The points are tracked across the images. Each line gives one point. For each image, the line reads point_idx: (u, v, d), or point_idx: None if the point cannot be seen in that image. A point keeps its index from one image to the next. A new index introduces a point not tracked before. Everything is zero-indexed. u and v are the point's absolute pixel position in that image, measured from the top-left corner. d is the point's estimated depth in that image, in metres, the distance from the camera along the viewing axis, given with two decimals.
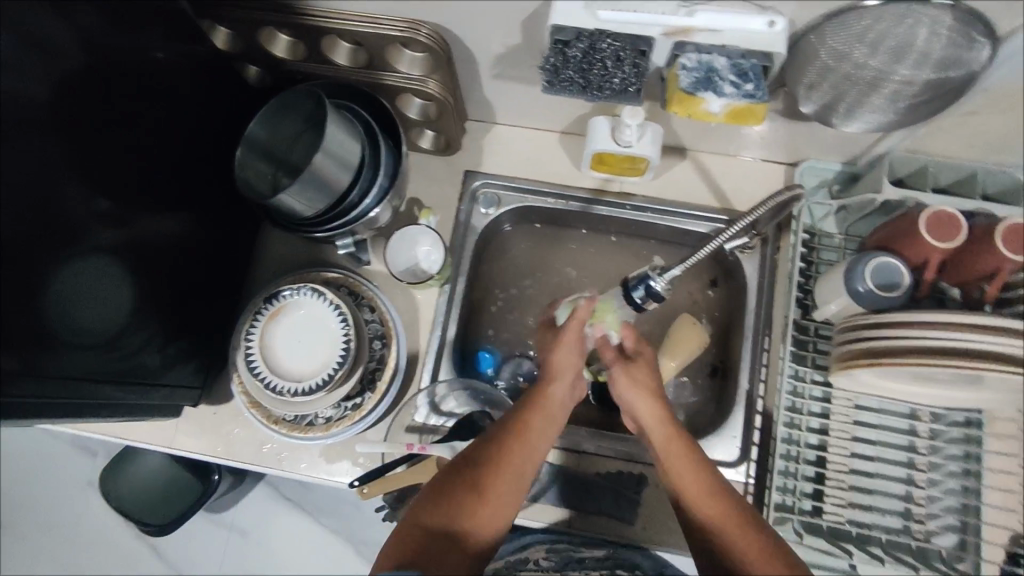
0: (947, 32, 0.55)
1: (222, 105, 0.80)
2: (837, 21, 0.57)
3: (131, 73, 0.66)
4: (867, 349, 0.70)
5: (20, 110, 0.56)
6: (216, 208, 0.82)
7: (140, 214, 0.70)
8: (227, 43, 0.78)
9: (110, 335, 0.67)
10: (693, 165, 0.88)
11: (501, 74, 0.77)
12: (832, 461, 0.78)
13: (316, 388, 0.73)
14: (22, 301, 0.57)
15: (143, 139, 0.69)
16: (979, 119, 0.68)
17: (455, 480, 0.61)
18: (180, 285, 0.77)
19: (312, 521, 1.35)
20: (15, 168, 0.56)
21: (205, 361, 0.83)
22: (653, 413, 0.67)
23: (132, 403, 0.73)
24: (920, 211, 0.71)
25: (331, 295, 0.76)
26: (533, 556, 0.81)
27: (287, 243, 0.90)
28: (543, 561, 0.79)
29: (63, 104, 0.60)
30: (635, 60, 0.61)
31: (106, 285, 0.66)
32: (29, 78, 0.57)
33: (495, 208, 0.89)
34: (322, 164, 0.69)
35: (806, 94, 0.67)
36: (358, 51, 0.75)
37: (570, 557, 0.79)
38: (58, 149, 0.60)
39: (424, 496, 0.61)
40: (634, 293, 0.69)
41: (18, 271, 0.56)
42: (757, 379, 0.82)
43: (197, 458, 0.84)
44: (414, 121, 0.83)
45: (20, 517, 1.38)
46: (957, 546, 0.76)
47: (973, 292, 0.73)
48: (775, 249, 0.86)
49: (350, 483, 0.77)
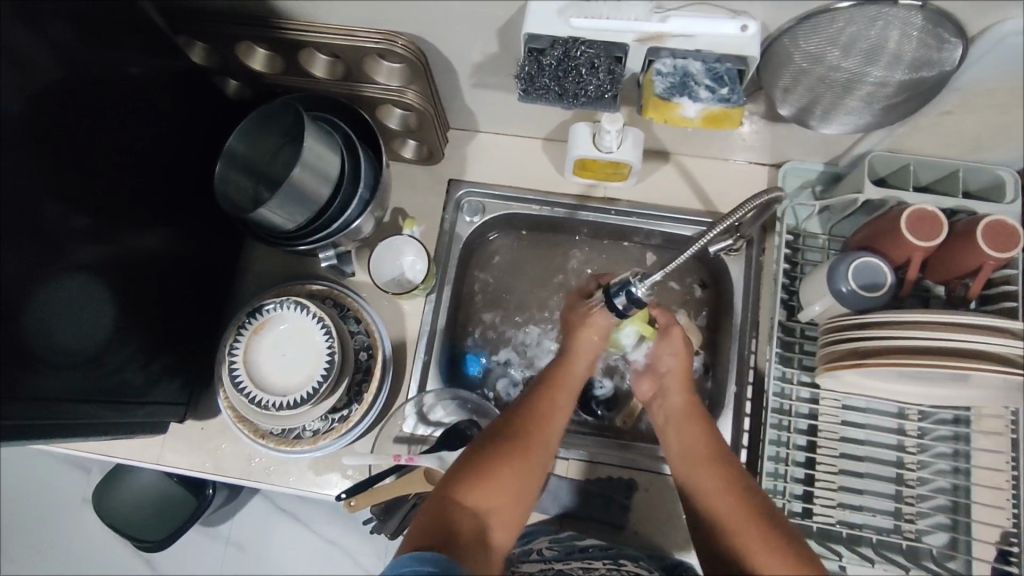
0: (918, 32, 0.55)
1: (199, 117, 0.79)
2: (809, 24, 0.57)
3: (104, 92, 0.66)
4: (852, 349, 0.69)
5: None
6: (196, 221, 0.82)
7: (120, 231, 0.70)
8: (205, 57, 0.78)
9: (91, 353, 0.67)
10: (677, 168, 0.88)
11: (481, 82, 0.77)
12: (821, 462, 0.78)
13: (300, 402, 0.73)
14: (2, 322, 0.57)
15: (120, 156, 0.69)
16: (955, 118, 0.68)
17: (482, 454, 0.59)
18: (163, 300, 0.77)
19: (307, 534, 1.34)
20: None
21: (190, 377, 0.83)
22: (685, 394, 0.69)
23: (119, 421, 0.73)
24: (900, 210, 0.71)
25: (314, 308, 0.75)
26: (537, 546, 0.73)
27: (271, 256, 0.90)
28: (546, 551, 0.71)
29: (31, 123, 0.59)
30: (609, 66, 0.62)
31: (88, 304, 0.66)
32: (2, 97, 0.56)
33: (480, 216, 0.89)
34: (302, 178, 0.68)
35: (783, 96, 0.67)
36: (336, 63, 0.75)
37: (573, 547, 0.71)
38: (29, 170, 0.59)
39: (456, 471, 0.58)
40: (614, 300, 0.65)
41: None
42: (745, 382, 0.82)
43: (185, 474, 0.84)
44: (394, 131, 0.83)
45: (15, 535, 1.38)
46: (948, 545, 0.75)
47: (957, 289, 0.73)
48: (760, 251, 0.86)
49: (338, 496, 0.74)
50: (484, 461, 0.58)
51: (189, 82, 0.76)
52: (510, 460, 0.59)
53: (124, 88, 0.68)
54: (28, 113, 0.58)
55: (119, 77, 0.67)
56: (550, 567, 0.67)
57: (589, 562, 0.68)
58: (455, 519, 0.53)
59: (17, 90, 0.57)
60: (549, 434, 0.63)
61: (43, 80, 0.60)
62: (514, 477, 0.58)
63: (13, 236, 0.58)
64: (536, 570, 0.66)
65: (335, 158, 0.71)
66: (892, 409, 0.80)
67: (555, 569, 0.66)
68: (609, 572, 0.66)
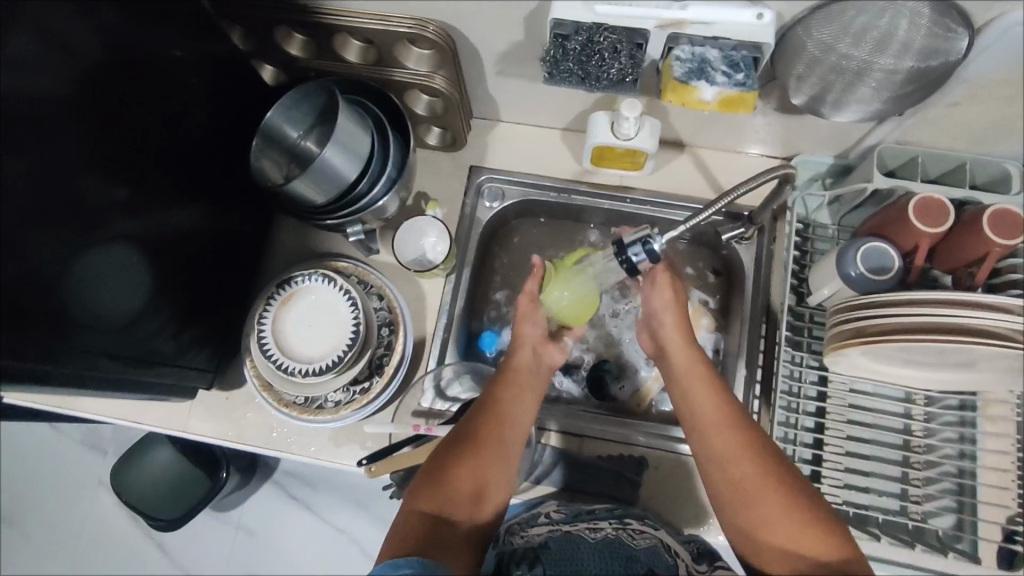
0: (926, 22, 0.58)
1: (235, 100, 0.83)
2: (822, 14, 0.60)
3: (148, 71, 0.69)
4: (859, 329, 0.72)
5: (46, 107, 0.59)
6: (228, 199, 0.85)
7: (156, 205, 0.73)
8: (244, 42, 0.82)
9: (126, 320, 0.70)
10: (691, 159, 0.91)
11: (505, 70, 0.81)
12: (829, 443, 0.81)
13: (324, 370, 0.76)
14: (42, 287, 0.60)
15: (159, 132, 0.72)
16: (962, 110, 0.70)
17: (449, 460, 0.64)
18: (195, 273, 0.80)
19: (317, 522, 1.35)
20: (41, 161, 0.59)
21: (219, 348, 0.86)
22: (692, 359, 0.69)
23: (151, 384, 0.76)
24: (907, 198, 0.74)
25: (341, 281, 0.80)
26: (544, 510, 0.76)
27: (298, 236, 0.94)
28: (554, 514, 0.74)
29: (79, 103, 0.62)
30: (630, 52, 0.65)
31: (123, 272, 0.69)
32: (52, 78, 0.60)
33: (499, 202, 0.92)
34: (335, 156, 0.72)
35: (796, 85, 0.69)
36: (369, 48, 0.78)
37: (580, 510, 0.74)
38: (77, 146, 0.62)
39: (424, 480, 0.63)
40: (629, 250, 0.69)
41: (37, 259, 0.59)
42: (754, 366, 0.85)
43: (210, 442, 0.87)
44: (421, 117, 0.86)
45: (31, 515, 1.40)
46: (955, 526, 0.77)
47: (964, 279, 0.75)
48: (771, 239, 0.89)
49: (359, 462, 0.80)
50: (449, 469, 0.63)
51: (229, 65, 0.80)
52: (469, 461, 0.63)
53: (168, 69, 0.72)
54: (76, 94, 0.62)
55: (163, 57, 0.71)
56: (557, 529, 0.69)
57: (595, 522, 0.70)
58: (427, 528, 0.59)
59: (67, 71, 0.61)
60: (510, 425, 0.67)
61: (90, 60, 0.63)
62: (475, 476, 0.63)
63: (58, 210, 0.61)
64: (542, 534, 0.68)
65: (365, 137, 0.75)
66: (900, 395, 0.82)
67: (561, 532, 0.68)
68: (614, 531, 0.68)
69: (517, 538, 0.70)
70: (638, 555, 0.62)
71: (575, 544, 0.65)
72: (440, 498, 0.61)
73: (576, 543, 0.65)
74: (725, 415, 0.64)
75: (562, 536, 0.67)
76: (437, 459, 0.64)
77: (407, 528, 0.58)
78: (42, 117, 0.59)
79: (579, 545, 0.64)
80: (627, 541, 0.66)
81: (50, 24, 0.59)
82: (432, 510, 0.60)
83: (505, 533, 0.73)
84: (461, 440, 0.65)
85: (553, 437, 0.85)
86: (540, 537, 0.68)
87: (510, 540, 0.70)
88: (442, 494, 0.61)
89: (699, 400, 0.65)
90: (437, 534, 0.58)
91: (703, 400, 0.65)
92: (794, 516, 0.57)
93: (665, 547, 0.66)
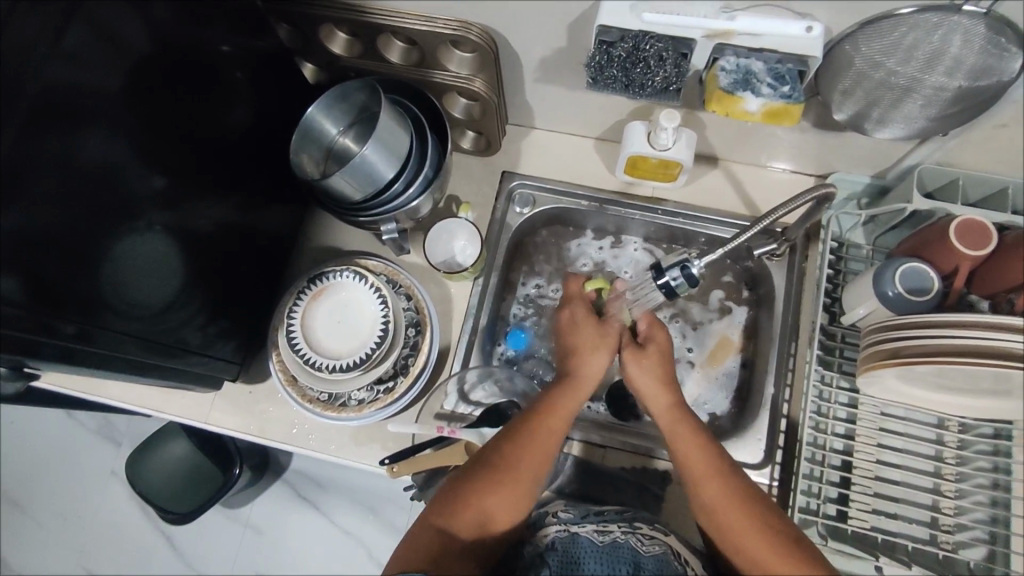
0: (979, 40, 0.57)
1: (276, 96, 0.84)
2: (872, 29, 0.60)
3: (195, 62, 0.70)
4: (893, 351, 0.71)
5: (92, 92, 0.60)
6: (262, 194, 0.86)
7: (194, 196, 0.73)
8: (288, 39, 0.83)
9: (156, 310, 0.70)
10: (724, 174, 0.91)
11: (543, 77, 0.81)
12: (858, 466, 0.79)
13: (351, 367, 0.77)
14: (75, 271, 0.60)
15: (200, 124, 0.73)
16: (1009, 132, 0.69)
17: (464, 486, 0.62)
18: (228, 266, 0.81)
19: (326, 524, 1.33)
20: (86, 147, 0.60)
21: (244, 341, 0.86)
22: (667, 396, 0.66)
23: (181, 372, 0.77)
24: (948, 219, 0.72)
25: (373, 279, 0.81)
26: (553, 509, 0.73)
27: (329, 234, 0.95)
28: (561, 513, 0.71)
29: (127, 94, 0.63)
30: (676, 61, 0.65)
31: (156, 261, 0.69)
32: (103, 71, 0.61)
33: (530, 208, 0.93)
34: (374, 154, 0.72)
35: (839, 101, 0.69)
36: (411, 50, 0.80)
37: (589, 510, 0.71)
38: (126, 135, 0.64)
39: (439, 499, 0.63)
40: (668, 274, 0.70)
41: (74, 242, 0.60)
42: (783, 384, 0.83)
43: (230, 435, 0.87)
44: (458, 120, 0.87)
45: (42, 502, 1.39)
46: (987, 558, 0.74)
47: (1003, 304, 0.72)
48: (803, 258, 0.88)
49: (381, 461, 0.78)
50: (464, 495, 0.62)
51: (272, 61, 0.81)
52: (490, 486, 0.62)
53: (214, 63, 0.73)
54: (124, 86, 0.63)
55: (211, 50, 0.72)
56: (565, 529, 0.67)
57: (604, 524, 0.67)
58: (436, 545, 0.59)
59: (118, 63, 0.62)
60: (532, 454, 0.63)
61: (138, 53, 0.64)
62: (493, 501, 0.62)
63: (99, 202, 0.62)
64: (549, 536, 0.67)
65: (405, 137, 0.75)
66: (933, 420, 0.81)
67: (568, 534, 0.67)
68: (622, 535, 0.66)
69: (526, 545, 0.69)
70: (643, 566, 0.61)
71: (580, 550, 0.64)
72: (451, 521, 0.61)
73: (580, 550, 0.64)
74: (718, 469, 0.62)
75: (567, 538, 0.66)
76: (453, 485, 0.63)
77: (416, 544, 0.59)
78: (89, 102, 0.60)
79: (585, 553, 0.64)
80: (636, 548, 0.64)
81: (105, 15, 0.60)
82: (445, 527, 0.60)
83: (515, 536, 0.72)
84: (480, 465, 0.63)
85: (576, 446, 0.83)
86: (548, 541, 0.67)
87: (518, 548, 0.70)
88: (453, 521, 0.61)
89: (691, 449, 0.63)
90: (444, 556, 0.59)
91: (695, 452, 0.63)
92: (777, 563, 0.56)
93: (675, 555, 0.63)
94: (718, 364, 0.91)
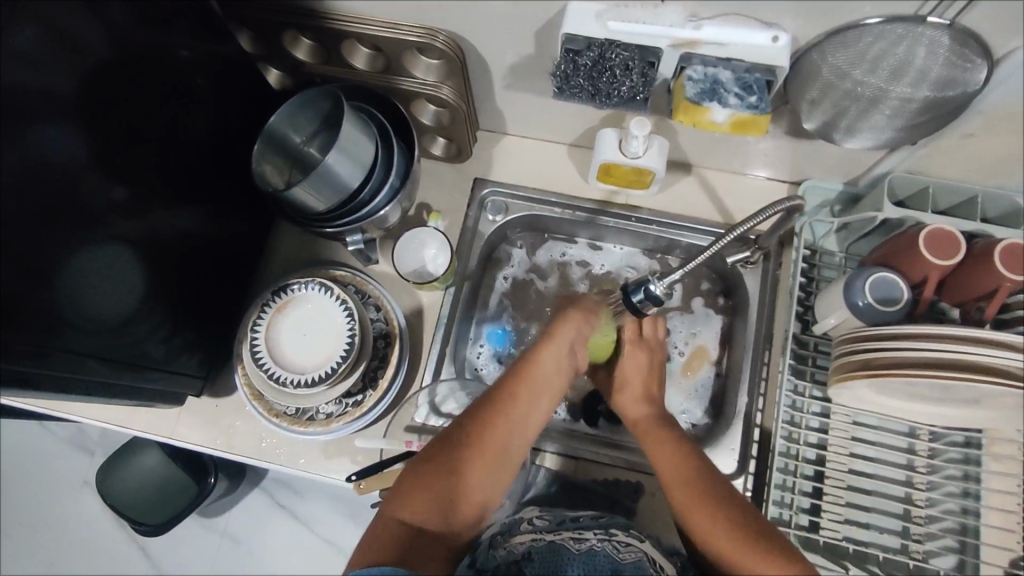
0: (944, 51, 0.57)
1: (239, 103, 0.82)
2: (839, 40, 0.59)
3: (153, 70, 0.68)
4: (863, 362, 0.70)
5: (44, 102, 0.58)
6: (227, 203, 0.84)
7: (153, 206, 0.71)
8: (251, 45, 0.81)
9: (115, 324, 0.68)
10: (698, 181, 0.90)
11: (513, 84, 0.80)
12: (830, 476, 0.78)
13: (318, 381, 0.75)
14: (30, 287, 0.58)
15: (160, 133, 0.70)
16: (976, 143, 0.69)
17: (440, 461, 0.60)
18: (191, 276, 0.79)
19: (304, 532, 1.31)
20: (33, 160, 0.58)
21: (210, 354, 0.84)
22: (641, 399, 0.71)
23: (141, 388, 0.74)
24: (918, 229, 0.72)
25: (338, 291, 0.79)
26: (527, 516, 0.71)
27: (298, 242, 0.93)
28: (537, 520, 0.68)
29: (82, 101, 0.61)
30: (642, 70, 0.63)
31: (114, 272, 0.67)
32: (53, 78, 0.58)
33: (502, 216, 0.92)
34: (337, 164, 0.71)
35: (809, 110, 0.68)
36: (377, 56, 0.78)
37: (564, 517, 0.68)
38: (79, 144, 0.61)
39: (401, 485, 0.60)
40: (632, 297, 0.68)
41: (27, 258, 0.57)
42: (756, 393, 0.82)
43: (196, 450, 0.85)
44: (427, 127, 0.86)
45: (11, 514, 1.36)
46: (956, 567, 0.75)
47: (972, 312, 0.72)
48: (777, 266, 0.87)
49: (348, 477, 0.78)
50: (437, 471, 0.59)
51: (234, 68, 0.79)
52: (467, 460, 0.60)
53: (174, 70, 0.71)
54: (79, 91, 0.61)
55: (169, 57, 0.70)
56: (541, 538, 0.63)
57: (580, 532, 0.64)
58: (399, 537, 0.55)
59: (72, 68, 0.60)
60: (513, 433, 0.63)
61: (91, 60, 0.61)
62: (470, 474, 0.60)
63: (53, 215, 0.59)
64: (523, 544, 0.63)
65: (370, 145, 0.74)
66: (903, 429, 0.81)
67: (545, 542, 0.62)
68: (598, 542, 0.62)
69: (499, 551, 0.64)
70: (622, 572, 0.57)
71: (559, 558, 0.59)
72: (419, 504, 0.57)
73: (560, 559, 0.59)
74: (680, 449, 0.64)
75: (546, 548, 0.61)
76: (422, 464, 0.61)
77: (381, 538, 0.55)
78: (38, 112, 0.57)
79: (565, 561, 0.59)
80: (613, 554, 0.60)
81: (53, 18, 0.58)
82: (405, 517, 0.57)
83: (487, 543, 0.67)
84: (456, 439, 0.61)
85: (548, 458, 0.83)
86: (523, 549, 0.62)
87: (490, 555, 0.64)
88: (413, 503, 0.58)
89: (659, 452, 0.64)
90: (412, 545, 0.55)
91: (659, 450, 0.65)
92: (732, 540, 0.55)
93: (652, 563, 0.60)
94: (693, 373, 0.90)
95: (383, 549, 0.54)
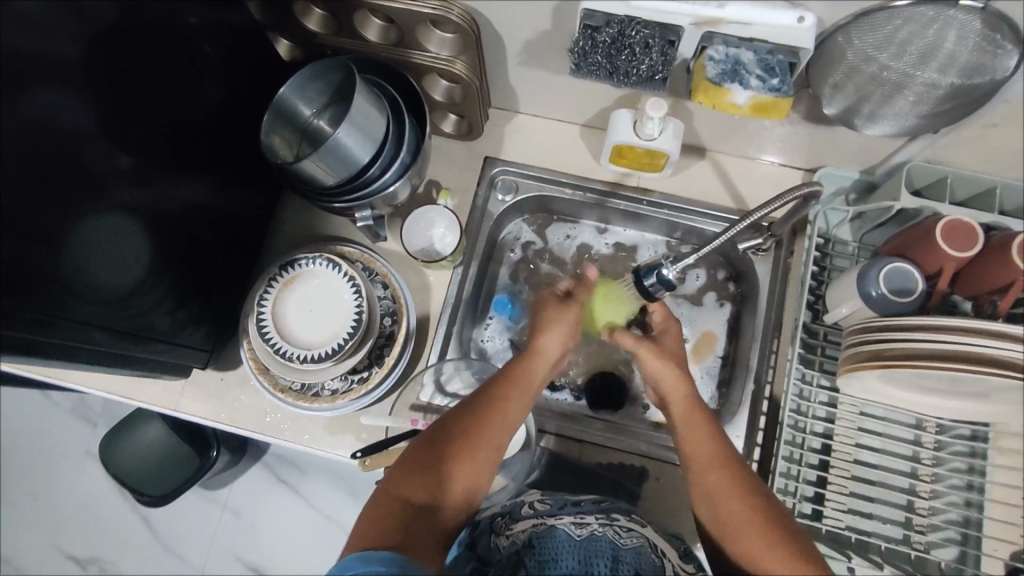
0: (975, 36, 0.56)
1: (248, 72, 0.80)
2: (866, 22, 0.58)
3: (162, 37, 0.67)
4: (876, 352, 0.69)
5: (51, 66, 0.56)
6: (235, 175, 0.83)
7: (159, 175, 0.70)
8: (260, 13, 0.79)
9: (120, 296, 0.67)
10: (712, 165, 0.89)
11: (528, 61, 0.78)
12: (834, 466, 0.79)
13: (324, 357, 0.75)
14: (38, 258, 0.57)
15: (167, 101, 0.69)
16: (1000, 133, 0.67)
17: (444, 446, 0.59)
18: (196, 248, 0.78)
19: (304, 508, 1.32)
20: (39, 125, 0.56)
21: (215, 327, 0.83)
22: (675, 379, 0.64)
23: (147, 359, 0.74)
24: (935, 219, 0.71)
25: (346, 268, 0.78)
26: (529, 499, 0.70)
27: (304, 218, 0.93)
28: (538, 504, 0.68)
29: (85, 66, 0.59)
30: (662, 48, 0.62)
31: (119, 242, 0.66)
32: (58, 40, 0.57)
33: (512, 195, 0.91)
34: (347, 137, 0.69)
35: (830, 94, 0.67)
36: (390, 28, 0.76)
37: (566, 501, 0.68)
38: (84, 109, 0.60)
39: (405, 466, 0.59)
40: (644, 280, 0.67)
41: (34, 228, 0.57)
42: (764, 380, 0.82)
43: (201, 422, 0.85)
44: (439, 103, 0.84)
45: (15, 481, 1.36)
46: (957, 559, 0.76)
47: (985, 305, 0.71)
48: (788, 253, 0.86)
49: (353, 454, 0.78)
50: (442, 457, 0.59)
51: (244, 36, 0.77)
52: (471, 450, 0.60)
53: (183, 38, 0.69)
54: (83, 55, 0.59)
55: (178, 23, 0.68)
56: (542, 523, 0.63)
57: (582, 516, 0.63)
58: (404, 521, 0.54)
59: (79, 33, 0.58)
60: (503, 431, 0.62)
61: (98, 25, 0.60)
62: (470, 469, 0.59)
63: (52, 181, 0.58)
64: (526, 530, 0.63)
65: (381, 119, 0.72)
66: (910, 421, 0.81)
67: (545, 525, 0.62)
68: (600, 528, 0.61)
69: (501, 538, 0.64)
70: (622, 558, 0.57)
71: (557, 544, 0.59)
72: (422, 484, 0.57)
73: (558, 544, 0.59)
74: (708, 433, 0.62)
75: (547, 531, 0.61)
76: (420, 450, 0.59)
77: (382, 519, 0.54)
78: (47, 77, 0.56)
79: (563, 547, 0.58)
80: (615, 540, 0.59)
81: None
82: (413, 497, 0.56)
83: (489, 526, 0.67)
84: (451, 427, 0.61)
85: (551, 440, 0.83)
86: (524, 535, 0.62)
87: (491, 541, 0.65)
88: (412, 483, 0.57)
89: (693, 435, 0.62)
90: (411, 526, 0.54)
91: (693, 433, 0.62)
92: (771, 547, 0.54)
93: (652, 547, 0.60)
94: (701, 359, 0.90)
95: (390, 529, 0.53)
